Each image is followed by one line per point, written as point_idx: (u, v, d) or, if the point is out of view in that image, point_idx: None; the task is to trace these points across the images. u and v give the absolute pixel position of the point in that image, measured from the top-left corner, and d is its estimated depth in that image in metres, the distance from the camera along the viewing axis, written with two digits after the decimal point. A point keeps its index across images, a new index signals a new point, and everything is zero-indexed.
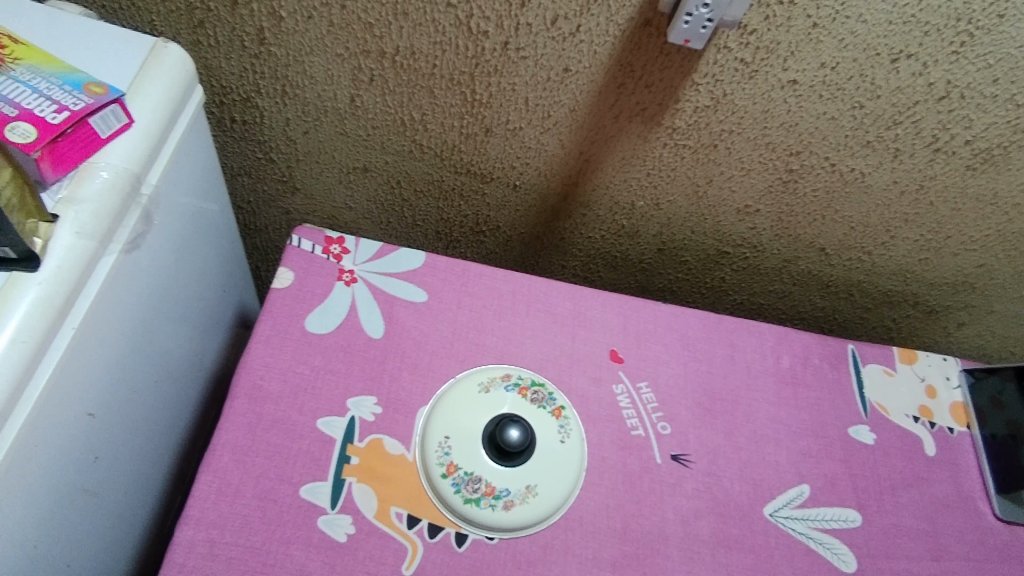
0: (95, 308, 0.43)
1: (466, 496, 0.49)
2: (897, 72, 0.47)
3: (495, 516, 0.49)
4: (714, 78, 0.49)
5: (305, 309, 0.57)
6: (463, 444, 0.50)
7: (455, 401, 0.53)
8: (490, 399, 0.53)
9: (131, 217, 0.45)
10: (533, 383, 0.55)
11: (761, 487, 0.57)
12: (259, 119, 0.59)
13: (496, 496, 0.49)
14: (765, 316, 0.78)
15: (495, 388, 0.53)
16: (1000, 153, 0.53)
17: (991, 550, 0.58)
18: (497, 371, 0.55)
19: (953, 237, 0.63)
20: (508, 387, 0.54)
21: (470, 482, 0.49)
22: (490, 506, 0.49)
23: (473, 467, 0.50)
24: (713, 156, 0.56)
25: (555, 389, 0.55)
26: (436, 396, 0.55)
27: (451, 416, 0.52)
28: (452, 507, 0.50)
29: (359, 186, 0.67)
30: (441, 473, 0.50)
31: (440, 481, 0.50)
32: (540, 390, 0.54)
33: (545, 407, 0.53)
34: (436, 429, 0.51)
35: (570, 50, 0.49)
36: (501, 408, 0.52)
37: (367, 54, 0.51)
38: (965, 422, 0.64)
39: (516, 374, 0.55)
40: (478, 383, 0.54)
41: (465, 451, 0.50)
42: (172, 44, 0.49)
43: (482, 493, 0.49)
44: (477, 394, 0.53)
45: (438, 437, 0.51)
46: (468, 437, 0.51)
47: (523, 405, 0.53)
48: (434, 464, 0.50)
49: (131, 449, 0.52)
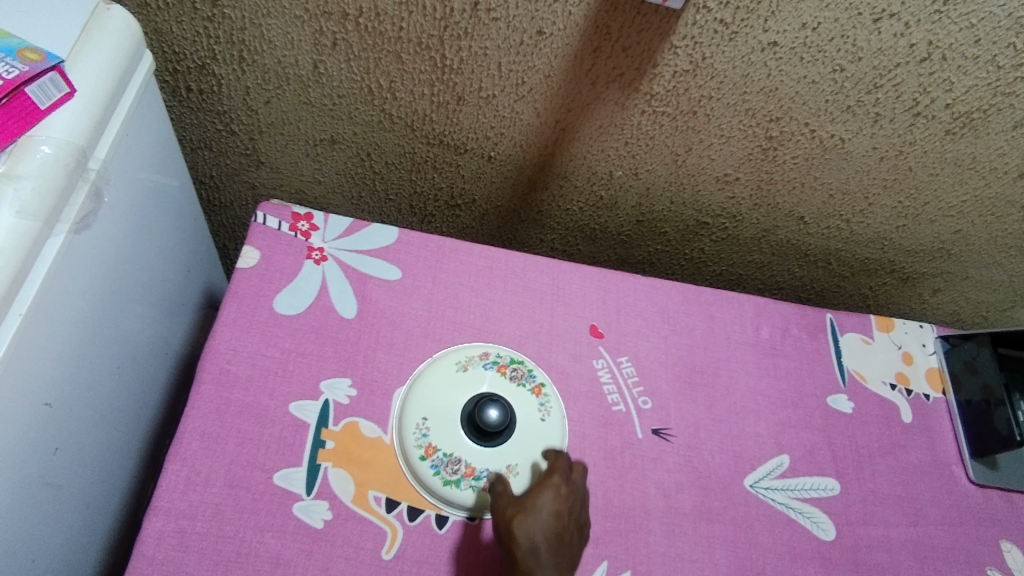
0: (45, 292, 0.40)
1: (446, 478, 0.48)
2: (879, 33, 0.45)
3: (476, 496, 0.48)
4: (693, 41, 0.47)
5: (273, 289, 0.55)
6: (441, 425, 0.49)
7: (432, 381, 0.51)
8: (468, 378, 0.51)
9: (78, 194, 0.42)
10: (512, 360, 0.53)
11: (742, 459, 0.57)
12: (217, 87, 0.56)
13: (476, 477, 0.48)
14: (744, 287, 0.78)
15: (473, 367, 0.52)
16: (980, 116, 0.52)
17: (964, 513, 0.59)
18: (475, 349, 0.54)
19: (931, 203, 0.63)
20: (486, 365, 0.52)
21: (450, 464, 0.48)
22: (470, 488, 0.48)
23: (452, 449, 0.48)
24: (692, 123, 0.55)
25: (534, 366, 0.54)
26: (413, 375, 0.53)
27: (428, 396, 0.50)
28: (431, 489, 0.49)
29: (328, 158, 0.64)
30: (419, 455, 0.49)
31: (418, 463, 0.49)
32: (520, 367, 0.53)
33: (524, 385, 0.52)
34: (413, 410, 0.50)
35: (544, 12, 0.46)
36: (480, 388, 0.51)
37: (328, 16, 0.48)
38: (941, 389, 0.65)
39: (494, 351, 0.54)
40: (456, 362, 0.52)
41: (443, 433, 0.49)
42: (115, 6, 0.46)
43: (462, 474, 0.48)
44: (455, 373, 0.51)
45: (415, 419, 0.49)
46: (446, 418, 0.49)
47: (502, 384, 0.51)
48: (412, 446, 0.49)
49: (95, 439, 0.50)
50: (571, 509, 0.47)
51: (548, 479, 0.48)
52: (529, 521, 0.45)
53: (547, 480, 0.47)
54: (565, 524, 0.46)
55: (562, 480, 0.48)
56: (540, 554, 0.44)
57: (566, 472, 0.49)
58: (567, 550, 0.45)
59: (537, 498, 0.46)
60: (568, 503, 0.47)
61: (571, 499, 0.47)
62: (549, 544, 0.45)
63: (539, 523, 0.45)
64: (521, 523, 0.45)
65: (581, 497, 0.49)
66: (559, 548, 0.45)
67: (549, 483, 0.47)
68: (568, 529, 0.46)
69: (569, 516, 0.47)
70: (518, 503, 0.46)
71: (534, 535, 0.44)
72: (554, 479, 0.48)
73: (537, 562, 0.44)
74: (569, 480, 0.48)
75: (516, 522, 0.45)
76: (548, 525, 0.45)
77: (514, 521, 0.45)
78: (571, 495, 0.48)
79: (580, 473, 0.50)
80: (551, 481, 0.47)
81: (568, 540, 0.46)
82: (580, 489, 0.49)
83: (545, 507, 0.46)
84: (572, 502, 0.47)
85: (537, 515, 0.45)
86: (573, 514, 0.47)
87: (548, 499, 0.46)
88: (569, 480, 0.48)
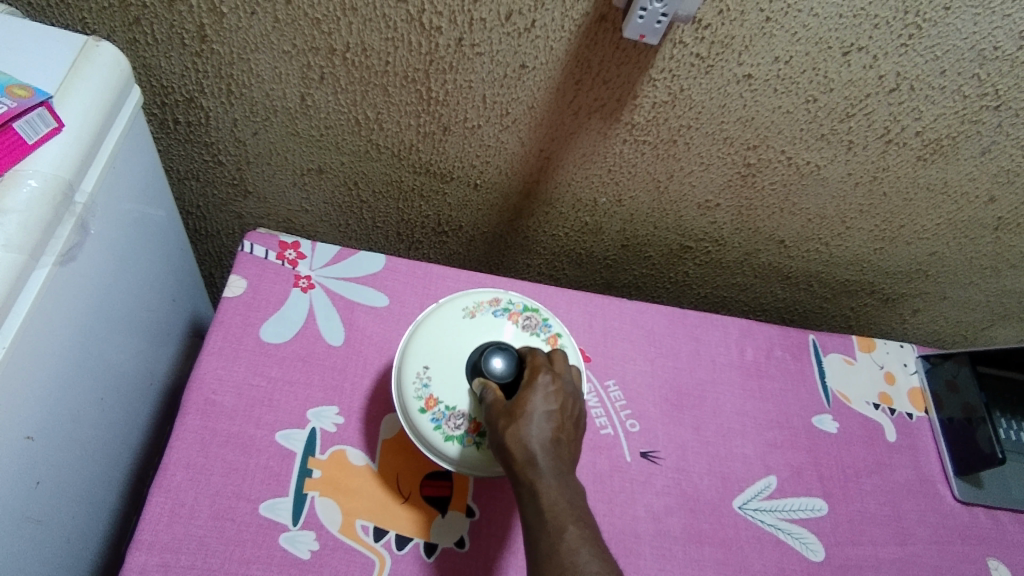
0: (29, 325, 0.40)
1: (447, 433, 0.44)
2: (848, 65, 0.47)
3: (478, 454, 0.44)
4: (671, 74, 0.48)
5: (260, 318, 0.55)
6: (442, 376, 0.45)
7: (435, 327, 0.47)
8: (476, 325, 0.47)
9: (65, 227, 0.42)
10: (525, 308, 0.49)
11: (730, 481, 0.57)
12: (204, 120, 0.57)
13: (480, 433, 0.44)
14: (729, 309, 0.79)
15: (481, 313, 0.48)
16: (949, 143, 0.54)
17: (951, 532, 0.59)
18: (485, 295, 0.50)
19: (906, 226, 0.64)
20: (496, 312, 0.49)
21: (452, 418, 0.45)
22: (474, 444, 0.44)
23: (455, 402, 0.45)
24: (673, 151, 0.56)
25: (551, 316, 0.50)
26: (417, 322, 0.49)
27: (429, 343, 0.47)
28: (430, 445, 0.45)
29: (316, 188, 0.64)
30: (418, 408, 0.45)
31: (417, 416, 0.45)
32: (535, 317, 0.49)
33: (539, 334, 0.48)
34: (414, 359, 0.46)
35: (526, 47, 0.47)
36: (487, 336, 0.47)
37: (315, 52, 0.49)
38: (923, 408, 0.66)
39: (506, 298, 0.50)
40: (463, 309, 0.48)
41: (446, 383, 0.45)
42: (105, 42, 0.47)
43: (465, 430, 0.44)
44: (462, 319, 0.48)
45: (416, 368, 0.46)
46: (449, 368, 0.46)
47: (511, 332, 0.48)
48: (411, 398, 0.45)
49: (78, 471, 0.49)
50: (565, 405, 0.42)
51: (535, 377, 0.42)
52: (524, 429, 0.40)
53: (534, 381, 0.42)
54: (561, 423, 0.41)
55: (550, 377, 0.43)
56: (541, 464, 0.39)
57: (554, 367, 0.44)
58: (566, 451, 0.41)
59: (527, 402, 0.41)
60: (561, 401, 0.42)
61: (564, 396, 0.43)
62: (547, 450, 0.40)
63: (534, 432, 0.40)
64: (513, 433, 0.40)
65: (574, 390, 0.44)
66: (558, 450, 0.40)
67: (537, 383, 0.42)
68: (565, 430, 0.42)
69: (565, 417, 0.42)
70: (508, 411, 0.41)
71: (529, 445, 0.40)
72: (541, 378, 0.42)
73: (537, 471, 0.39)
74: (555, 374, 0.43)
75: (509, 432, 0.40)
76: (544, 430, 0.40)
77: (507, 433, 0.40)
78: (562, 390, 0.43)
79: (563, 359, 0.45)
80: (539, 381, 0.42)
81: (567, 438, 0.42)
82: (570, 378, 0.45)
83: (537, 411, 0.41)
84: (565, 398, 0.43)
85: (529, 421, 0.40)
86: (568, 410, 0.42)
87: (539, 402, 0.41)
88: (558, 375, 0.43)
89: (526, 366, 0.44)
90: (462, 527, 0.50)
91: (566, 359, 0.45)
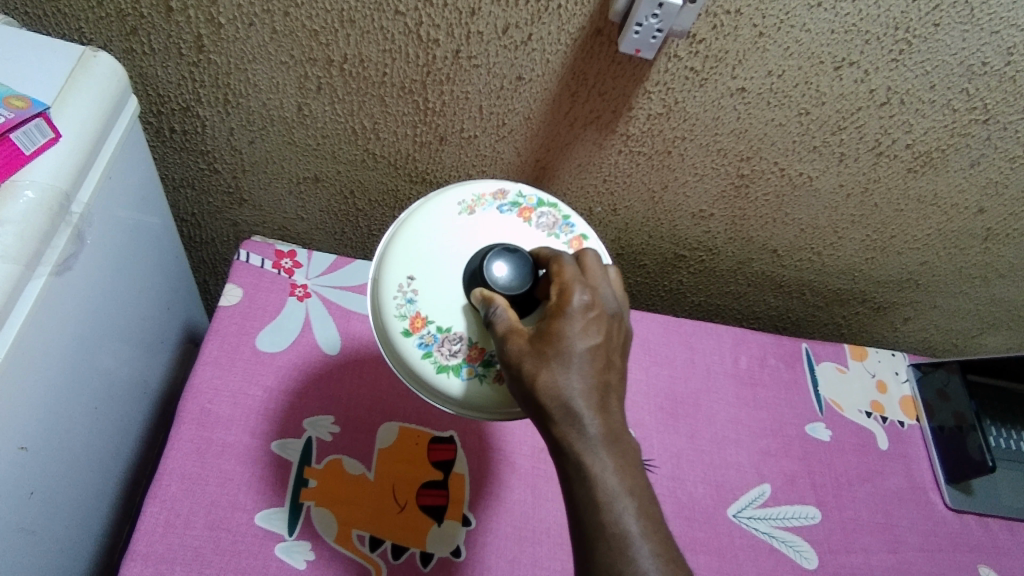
0: (24, 336, 0.40)
1: (440, 363, 0.40)
2: (840, 79, 0.48)
3: (477, 388, 0.39)
4: (666, 87, 0.49)
5: (256, 328, 0.55)
6: (429, 287, 0.41)
7: (425, 225, 0.42)
8: (476, 222, 0.43)
9: (61, 237, 0.42)
10: (539, 204, 0.45)
11: (724, 490, 0.58)
12: (200, 129, 0.57)
13: (481, 363, 0.40)
14: (723, 317, 0.80)
15: (482, 209, 0.43)
16: (938, 156, 0.55)
17: (942, 539, 0.60)
18: (488, 186, 0.45)
19: (897, 236, 0.65)
20: (503, 208, 0.44)
21: (445, 344, 0.40)
22: (475, 377, 0.40)
23: (450, 324, 0.40)
24: (667, 162, 0.57)
25: (570, 212, 0.45)
26: (401, 218, 0.44)
27: (417, 248, 0.41)
28: (417, 374, 0.40)
29: (312, 197, 0.65)
30: (403, 330, 0.40)
31: (402, 339, 0.40)
32: (551, 214, 0.44)
33: (559, 236, 0.44)
34: (396, 268, 0.41)
35: (523, 59, 0.48)
36: (490, 236, 0.43)
37: (313, 62, 0.50)
38: (915, 416, 0.66)
39: (513, 191, 0.45)
40: (460, 204, 0.43)
41: (435, 295, 0.41)
42: (102, 52, 0.47)
43: (463, 359, 0.40)
44: (459, 216, 0.43)
45: (400, 280, 0.41)
46: (441, 275, 0.41)
47: (518, 230, 0.43)
48: (395, 318, 0.40)
49: (71, 482, 0.49)
50: (606, 336, 0.35)
51: (567, 304, 0.35)
52: (559, 375, 0.33)
53: (566, 307, 0.35)
54: (604, 360, 0.35)
55: (587, 301, 0.36)
56: (587, 426, 0.33)
57: (588, 283, 0.37)
58: (612, 396, 0.35)
59: (561, 339, 0.34)
60: (601, 331, 0.35)
61: (604, 322, 0.36)
62: (590, 399, 0.33)
63: (572, 378, 0.33)
64: (547, 381, 0.33)
65: (615, 312, 0.36)
66: (602, 398, 0.34)
67: (571, 313, 0.35)
68: (608, 369, 0.35)
69: (607, 352, 0.35)
70: (537, 349, 0.34)
71: (567, 393, 0.33)
72: (574, 302, 0.35)
73: (583, 437, 0.33)
74: (591, 292, 0.36)
75: (540, 379, 0.33)
76: (583, 374, 0.33)
77: (539, 382, 0.33)
78: (602, 315, 0.36)
79: (596, 267, 0.38)
80: (573, 309, 0.35)
81: (612, 379, 0.35)
82: (609, 295, 0.37)
83: (574, 348, 0.34)
84: (606, 325, 0.36)
85: (565, 364, 0.33)
86: (610, 341, 0.35)
87: (575, 338, 0.34)
88: (594, 295, 0.36)
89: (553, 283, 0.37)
90: (457, 537, 0.50)
91: (602, 267, 0.38)
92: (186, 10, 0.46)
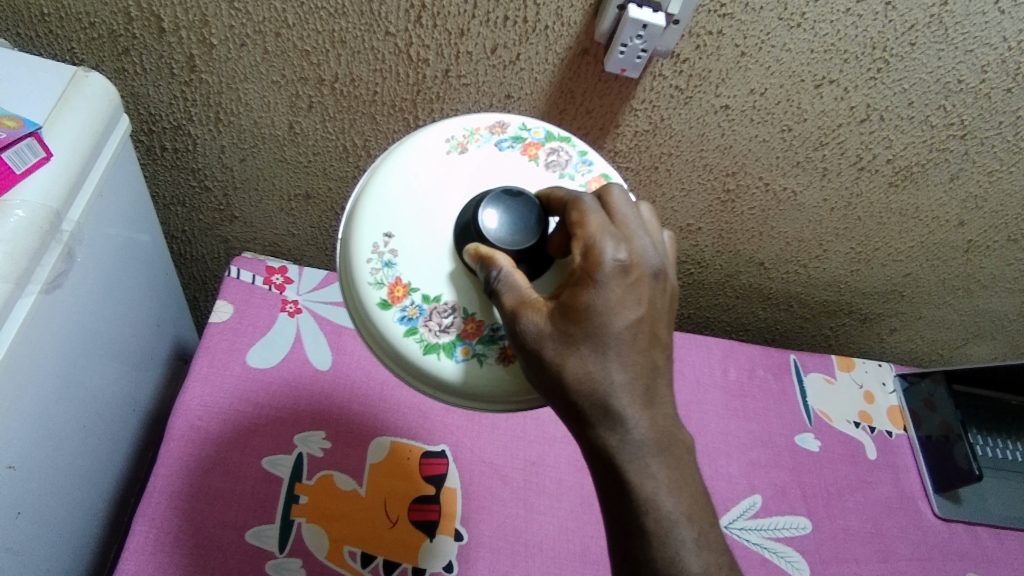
0: (13, 353, 0.40)
1: (428, 342, 0.35)
2: (821, 97, 0.49)
3: (474, 369, 0.35)
4: (652, 104, 0.50)
5: (247, 344, 0.56)
6: (411, 244, 0.36)
7: (408, 167, 0.38)
8: (467, 161, 0.38)
9: (51, 255, 0.42)
10: (548, 138, 0.40)
11: (715, 501, 0.58)
12: (191, 146, 0.57)
13: (479, 342, 0.36)
14: (712, 329, 0.80)
15: (475, 145, 0.39)
16: (919, 170, 0.56)
17: (932, 548, 0.60)
18: (483, 119, 0.40)
19: (880, 249, 0.66)
20: (503, 144, 0.39)
21: (433, 318, 0.36)
22: (474, 358, 0.35)
23: (440, 293, 0.36)
24: (655, 177, 0.58)
25: (586, 147, 0.40)
26: (374, 164, 0.39)
27: (397, 197, 0.37)
28: (400, 354, 0.35)
29: (303, 212, 0.65)
30: (379, 302, 0.35)
31: (378, 312, 0.35)
32: (564, 150, 0.40)
33: (575, 178, 0.39)
34: (370, 224, 0.36)
35: (511, 78, 0.49)
36: (484, 178, 0.38)
37: (304, 81, 0.50)
38: (902, 426, 0.67)
39: (514, 123, 0.40)
40: (449, 140, 0.39)
41: (417, 256, 0.36)
42: (94, 73, 0.47)
43: (457, 335, 0.36)
44: (449, 155, 0.38)
45: (374, 239, 0.36)
46: (428, 228, 0.37)
47: (520, 168, 0.39)
48: (370, 287, 0.35)
49: (59, 501, 0.49)
50: (647, 305, 0.33)
51: (600, 268, 0.31)
52: (591, 364, 0.31)
53: (596, 272, 0.31)
54: (643, 333, 0.32)
55: (621, 259, 0.32)
56: (631, 430, 0.32)
57: (620, 233, 0.33)
58: (659, 381, 0.33)
59: (594, 317, 0.31)
60: (641, 301, 0.32)
61: (642, 287, 0.33)
62: (630, 391, 0.32)
63: (607, 367, 0.31)
64: (578, 368, 0.31)
65: (656, 267, 0.33)
66: (649, 389, 0.33)
67: (605, 282, 0.31)
68: (649, 343, 0.33)
69: (648, 322, 0.33)
70: (564, 329, 0.31)
71: (601, 383, 0.31)
72: (605, 262, 0.32)
73: (620, 439, 0.32)
74: (626, 248, 0.32)
75: (568, 366, 0.31)
76: (620, 357, 0.32)
77: (568, 371, 0.31)
78: (640, 279, 0.32)
79: (630, 212, 0.34)
80: (608, 275, 0.32)
81: (655, 353, 0.33)
82: (648, 246, 0.33)
83: (608, 326, 0.31)
84: (644, 289, 0.33)
85: (598, 348, 0.31)
86: (652, 309, 0.33)
87: (610, 314, 0.31)
88: (630, 251, 0.32)
89: (575, 233, 0.33)
90: (450, 550, 0.50)
91: (634, 207, 0.34)
92: (178, 31, 0.47)
